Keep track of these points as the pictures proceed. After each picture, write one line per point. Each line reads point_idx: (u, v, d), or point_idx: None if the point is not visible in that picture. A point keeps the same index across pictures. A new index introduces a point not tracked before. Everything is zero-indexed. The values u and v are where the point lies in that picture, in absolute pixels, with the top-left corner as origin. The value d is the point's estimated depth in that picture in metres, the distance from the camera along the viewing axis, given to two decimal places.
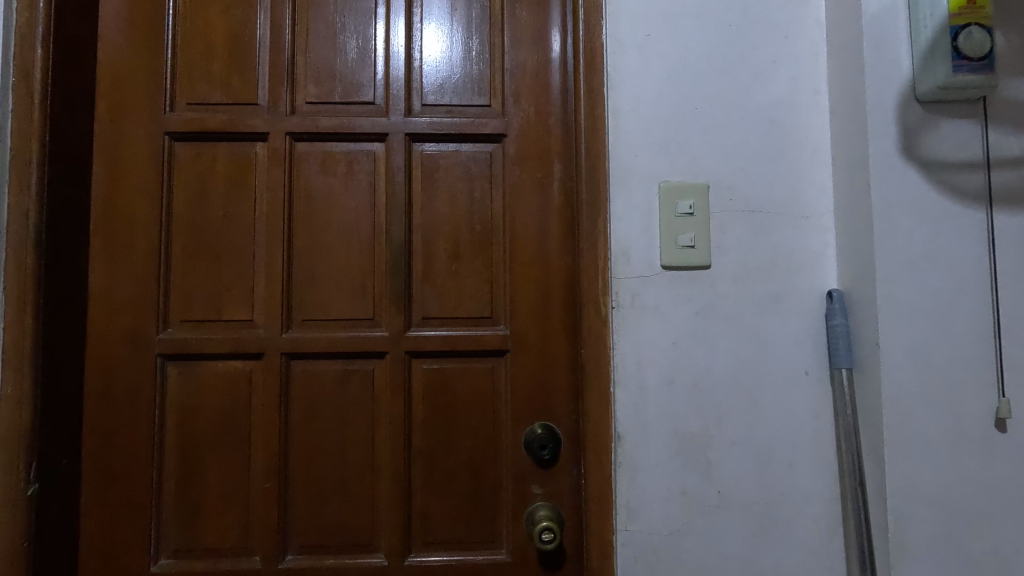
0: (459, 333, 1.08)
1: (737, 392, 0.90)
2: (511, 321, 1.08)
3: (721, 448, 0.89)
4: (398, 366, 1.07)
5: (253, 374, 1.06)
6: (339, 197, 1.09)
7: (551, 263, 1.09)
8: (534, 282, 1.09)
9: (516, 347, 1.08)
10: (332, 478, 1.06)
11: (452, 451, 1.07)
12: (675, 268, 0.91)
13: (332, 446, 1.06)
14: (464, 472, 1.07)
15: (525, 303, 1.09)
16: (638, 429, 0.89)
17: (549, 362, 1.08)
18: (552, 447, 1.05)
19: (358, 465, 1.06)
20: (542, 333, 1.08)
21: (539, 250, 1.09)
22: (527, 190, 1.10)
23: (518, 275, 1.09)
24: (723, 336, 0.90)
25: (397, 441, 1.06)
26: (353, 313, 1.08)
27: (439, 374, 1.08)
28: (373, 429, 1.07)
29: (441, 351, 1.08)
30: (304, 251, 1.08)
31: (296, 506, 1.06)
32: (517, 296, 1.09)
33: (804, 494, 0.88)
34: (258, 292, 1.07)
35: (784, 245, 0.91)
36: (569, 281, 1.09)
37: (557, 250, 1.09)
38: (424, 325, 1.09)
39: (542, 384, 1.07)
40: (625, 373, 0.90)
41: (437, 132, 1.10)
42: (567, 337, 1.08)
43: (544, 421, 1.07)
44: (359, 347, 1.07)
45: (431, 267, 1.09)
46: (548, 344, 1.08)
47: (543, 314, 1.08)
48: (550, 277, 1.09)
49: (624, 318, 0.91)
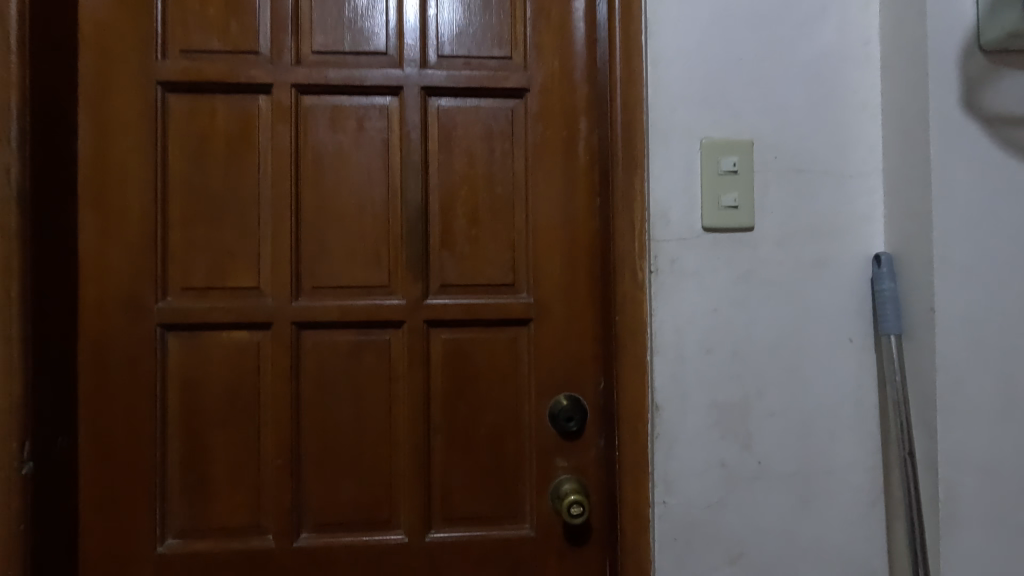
0: (480, 301, 1.02)
1: (778, 361, 0.86)
2: (535, 288, 1.03)
3: (761, 419, 0.86)
4: (417, 336, 1.02)
5: (261, 346, 1.00)
6: (349, 157, 1.02)
7: (577, 227, 1.03)
8: (557, 248, 1.03)
9: (540, 315, 1.03)
10: (349, 453, 1.01)
11: (475, 425, 1.02)
12: (717, 231, 0.86)
13: (347, 421, 1.01)
14: (488, 446, 1.03)
15: (550, 270, 1.03)
16: (676, 399, 0.86)
17: (574, 332, 1.03)
18: (578, 419, 1.01)
19: (375, 441, 1.02)
20: (567, 301, 1.03)
21: (564, 214, 1.03)
22: (552, 150, 1.04)
23: (542, 240, 1.03)
24: (765, 303, 0.86)
25: (416, 415, 1.01)
26: (367, 281, 1.02)
27: (459, 345, 1.03)
28: (390, 402, 1.02)
29: (462, 320, 1.02)
30: (313, 215, 1.01)
31: (309, 483, 1.01)
32: (540, 263, 1.03)
33: (845, 464, 0.86)
34: (265, 258, 1.00)
35: (830, 206, 0.87)
36: (595, 247, 1.03)
37: (583, 213, 1.03)
38: (443, 294, 1.03)
39: (567, 355, 1.03)
40: (663, 342, 0.86)
41: (456, 87, 1.03)
42: (593, 306, 1.03)
43: (570, 393, 1.03)
44: (375, 316, 1.01)
45: (449, 232, 1.03)
46: (573, 312, 1.03)
47: (568, 281, 1.03)
48: (576, 243, 1.03)
49: (662, 284, 0.86)
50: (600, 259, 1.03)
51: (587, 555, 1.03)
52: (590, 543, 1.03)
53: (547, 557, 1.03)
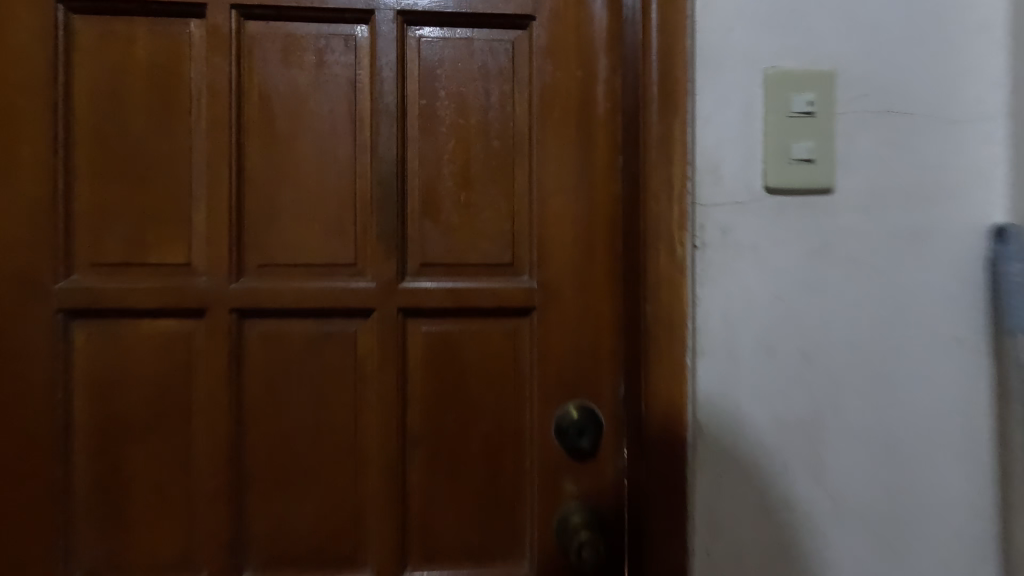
0: (471, 285, 0.81)
1: (861, 366, 0.65)
2: (540, 270, 0.82)
3: (836, 443, 0.65)
4: (390, 328, 0.81)
5: (192, 338, 0.79)
6: (305, 101, 0.80)
7: (593, 194, 0.82)
8: (567, 220, 0.82)
9: (546, 303, 0.82)
10: (304, 474, 0.81)
11: (462, 440, 0.82)
12: (784, 192, 0.64)
13: (302, 433, 0.81)
14: (478, 466, 0.82)
15: (558, 247, 0.82)
16: (725, 415, 0.65)
17: (588, 324, 0.82)
18: (591, 433, 0.81)
19: (337, 459, 0.81)
20: (579, 286, 0.82)
21: (578, 176, 0.82)
22: (563, 95, 0.82)
23: (549, 208, 0.82)
24: (846, 289, 0.65)
25: (389, 426, 0.81)
26: (327, 259, 0.81)
27: (444, 339, 0.82)
28: (356, 411, 0.81)
29: (447, 308, 0.81)
30: (259, 174, 0.80)
31: (252, 512, 0.80)
32: (547, 237, 0.82)
33: (946, 504, 0.65)
34: (198, 227, 0.79)
35: (935, 162, 0.65)
36: (615, 219, 0.82)
37: (601, 176, 0.82)
38: (424, 275, 0.82)
39: (579, 353, 0.82)
40: (709, 339, 0.65)
41: (442, 12, 0.81)
42: (612, 291, 0.82)
43: (581, 401, 0.82)
44: (337, 302, 0.80)
45: (432, 197, 0.81)
46: (587, 300, 0.82)
47: (581, 262, 0.82)
48: (591, 214, 0.82)
49: (710, 262, 0.65)
50: (622, 233, 0.82)
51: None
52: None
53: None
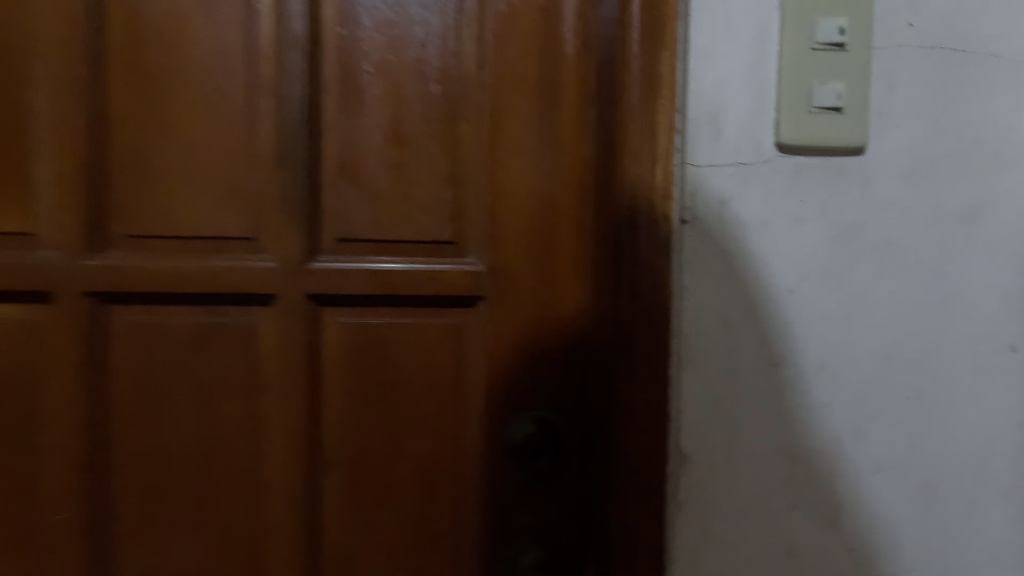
0: (401, 266, 0.64)
1: (893, 380, 0.50)
2: (489, 250, 0.65)
3: (859, 479, 0.51)
4: (299, 320, 0.64)
5: (39, 329, 0.63)
6: (186, 26, 0.62)
7: (559, 154, 0.64)
8: (525, 188, 0.65)
9: (496, 293, 0.65)
10: (188, 499, 0.65)
11: (389, 462, 0.66)
12: (802, 151, 0.49)
13: (186, 449, 0.65)
14: (408, 494, 0.66)
15: (513, 222, 0.65)
16: (716, 440, 0.50)
17: (549, 319, 0.65)
18: (551, 454, 0.65)
19: (231, 482, 0.65)
20: (539, 272, 0.65)
21: (539, 132, 0.64)
22: (523, 27, 0.64)
23: (502, 172, 0.64)
24: (877, 281, 0.50)
25: (296, 443, 0.65)
26: (216, 231, 0.63)
27: (369, 334, 0.65)
28: (255, 423, 0.65)
29: (371, 296, 0.65)
30: (125, 119, 0.62)
31: (120, 545, 0.65)
32: (499, 209, 0.65)
33: (989, 555, 0.52)
34: (45, 188, 0.62)
35: (1000, 117, 0.50)
36: (587, 188, 0.65)
37: (570, 132, 0.65)
38: (344, 252, 0.65)
39: (538, 356, 0.65)
40: (698, 345, 0.50)
41: None
42: (580, 278, 0.65)
43: (539, 413, 0.65)
44: (227, 287, 0.63)
45: (352, 155, 0.64)
46: (549, 289, 0.65)
47: (542, 241, 0.65)
48: (557, 180, 0.64)
49: (702, 243, 0.50)
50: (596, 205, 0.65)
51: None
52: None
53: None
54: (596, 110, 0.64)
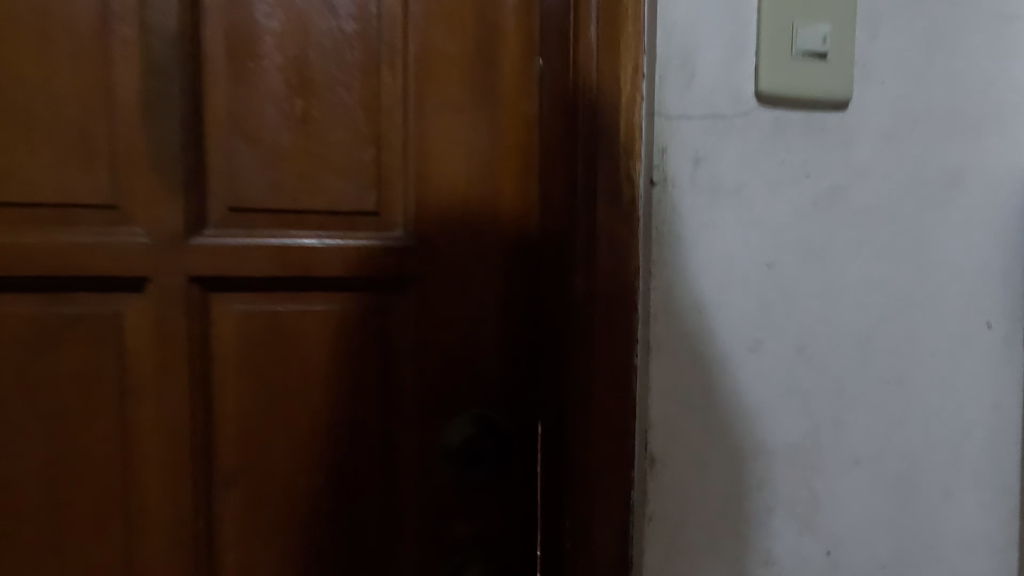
0: (310, 243, 0.53)
1: (870, 363, 0.46)
2: (419, 223, 0.55)
3: (836, 473, 0.46)
4: (179, 309, 0.52)
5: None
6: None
7: (500, 111, 0.55)
8: (461, 150, 0.55)
9: (429, 274, 0.55)
10: (34, 540, 0.51)
11: (300, 479, 0.54)
12: (785, 104, 0.42)
13: (26, 477, 0.51)
14: (324, 516, 0.55)
15: (447, 191, 0.55)
16: (688, 441, 0.43)
17: (490, 304, 0.56)
18: (490, 459, 0.56)
19: (93, 514, 0.52)
20: (478, 250, 0.56)
21: (476, 84, 0.55)
22: None
23: (434, 130, 0.54)
24: (859, 254, 0.45)
25: (178, 462, 0.52)
26: (64, 196, 0.49)
27: (272, 325, 0.53)
28: (124, 440, 0.52)
29: (273, 279, 0.53)
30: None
31: None
32: (430, 174, 0.55)
33: (963, 545, 0.49)
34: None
35: (982, 74, 0.45)
36: (533, 152, 0.56)
37: (512, 85, 0.55)
38: (236, 225, 0.52)
39: (478, 347, 0.56)
40: (668, 331, 0.42)
41: None
42: (525, 257, 0.56)
43: (478, 412, 0.56)
44: (81, 268, 0.50)
45: (244, 102, 0.51)
46: (490, 269, 0.56)
47: (482, 213, 0.56)
48: (497, 141, 0.55)
49: (676, 210, 0.41)
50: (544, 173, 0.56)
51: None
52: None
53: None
54: (542, 60, 0.55)
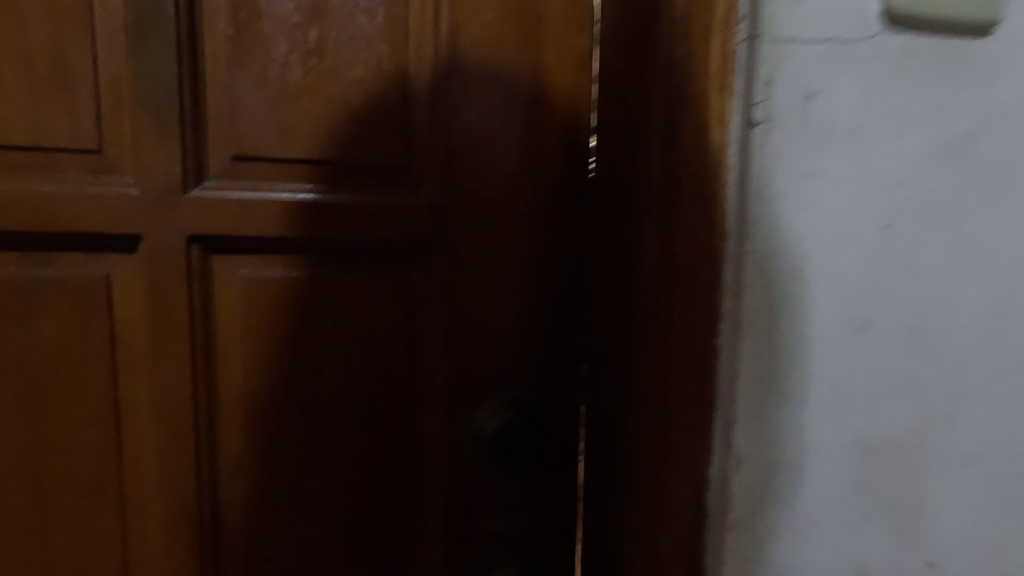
0: (325, 199, 0.46)
1: (1007, 352, 0.37)
2: (450, 178, 0.47)
3: (952, 481, 0.38)
4: (172, 274, 0.45)
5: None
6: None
7: (547, 48, 0.47)
8: (502, 94, 0.47)
9: (460, 238, 0.48)
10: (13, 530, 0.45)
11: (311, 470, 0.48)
12: (914, 27, 0.34)
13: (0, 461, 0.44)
14: (337, 509, 0.49)
15: (483, 141, 0.47)
16: (781, 439, 0.36)
17: (528, 274, 0.49)
18: (527, 449, 0.50)
19: (80, 502, 0.46)
20: (517, 211, 0.48)
21: (520, 15, 0.46)
22: None
23: (471, 69, 0.46)
24: (1000, 217, 0.36)
25: (178, 445, 0.46)
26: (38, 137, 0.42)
27: (281, 294, 0.46)
28: (112, 421, 0.46)
29: (280, 241, 0.46)
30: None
31: None
32: (464, 121, 0.47)
33: None
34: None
35: None
36: (582, 98, 0.48)
37: (561, 18, 0.47)
38: (240, 178, 0.45)
39: (515, 323, 0.49)
40: (764, 308, 0.35)
41: None
42: (568, 221, 0.49)
43: (514, 397, 0.50)
44: (59, 224, 0.43)
45: (249, 29, 0.43)
46: (530, 233, 0.49)
47: (522, 167, 0.48)
48: (540, 84, 0.47)
49: (778, 159, 0.33)
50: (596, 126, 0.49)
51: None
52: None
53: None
54: None
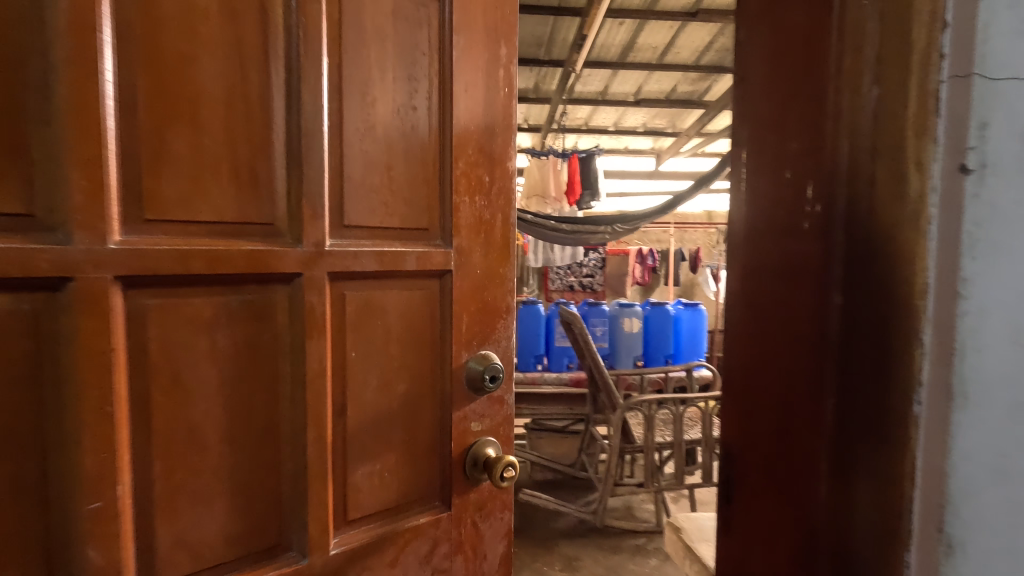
0: (400, 248, 0.74)
1: None
2: (453, 235, 0.77)
3: None
4: (325, 313, 0.69)
5: (53, 316, 0.54)
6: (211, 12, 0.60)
7: (499, 166, 0.81)
8: (481, 190, 0.79)
9: (461, 272, 0.78)
10: (206, 529, 0.63)
11: (401, 435, 0.76)
12: None
13: (171, 432, 0.60)
14: (417, 462, 0.78)
15: (469, 217, 0.78)
16: (1005, 524, 0.31)
17: (487, 295, 0.81)
18: (494, 383, 0.80)
19: (309, 481, 0.69)
20: (484, 256, 0.80)
21: (484, 146, 0.79)
22: (478, 55, 0.77)
23: (473, 175, 0.78)
24: None
25: (334, 406, 0.70)
26: (262, 217, 0.64)
27: (369, 302, 0.72)
28: (307, 418, 0.68)
29: (374, 272, 0.72)
30: (176, 82, 0.58)
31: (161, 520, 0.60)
32: (456, 197, 0.77)
33: None
34: (56, 153, 0.53)
35: None
36: (508, 188, 0.82)
37: (510, 149, 0.81)
38: (347, 235, 0.70)
39: (481, 317, 0.81)
40: (979, 374, 0.30)
41: None
42: (501, 258, 0.82)
43: (484, 351, 0.81)
44: (250, 268, 0.63)
45: (394, 156, 0.72)
46: (489, 268, 0.81)
47: (484, 228, 0.80)
48: (493, 184, 0.80)
49: (1004, 204, 0.29)
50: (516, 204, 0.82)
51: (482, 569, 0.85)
52: (486, 558, 0.85)
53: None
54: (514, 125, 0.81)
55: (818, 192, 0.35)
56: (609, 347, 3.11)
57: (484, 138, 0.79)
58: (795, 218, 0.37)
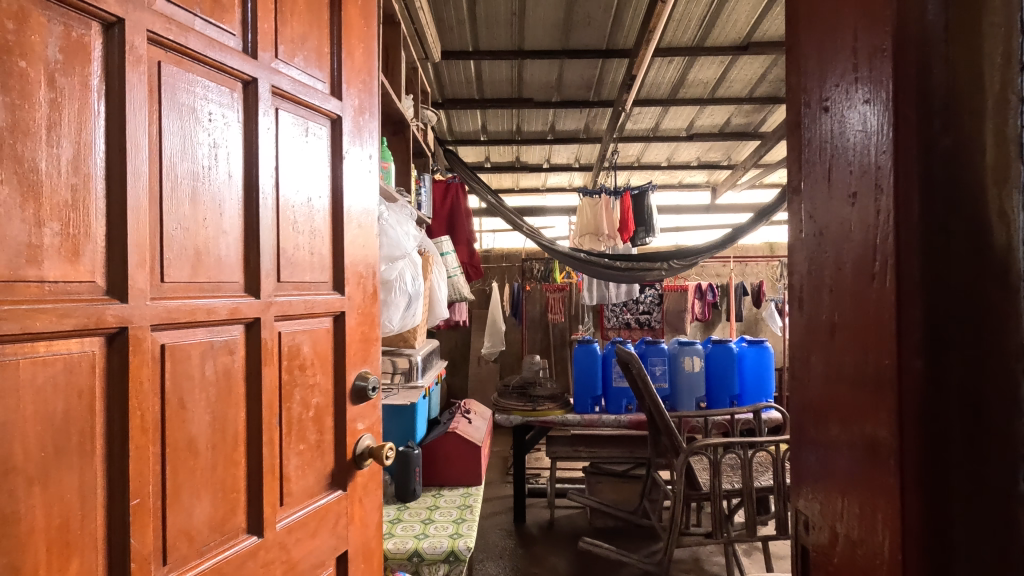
0: (312, 294, 0.84)
1: None
2: (343, 288, 0.90)
3: None
4: (271, 352, 0.76)
5: (107, 367, 0.57)
6: (206, 111, 0.69)
7: (368, 230, 0.97)
8: (364, 248, 0.96)
9: (350, 313, 0.91)
10: (197, 517, 0.67)
11: (309, 451, 0.83)
12: None
13: (182, 461, 0.65)
14: (323, 474, 0.86)
15: (352, 271, 0.92)
16: None
17: (364, 337, 0.95)
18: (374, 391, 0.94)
19: (265, 488, 0.76)
20: (361, 305, 0.94)
21: (362, 215, 0.95)
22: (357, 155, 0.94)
23: (357, 236, 0.94)
24: None
25: (275, 423, 0.77)
26: (232, 279, 0.72)
27: (293, 341, 0.80)
28: (262, 438, 0.75)
29: (305, 315, 0.82)
30: (188, 162, 0.66)
31: (172, 538, 0.64)
32: (348, 256, 0.91)
33: None
34: (113, 220, 0.58)
35: None
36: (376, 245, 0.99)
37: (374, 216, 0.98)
38: (280, 291, 0.78)
39: (364, 346, 0.95)
40: None
41: (295, 99, 0.82)
42: (372, 305, 0.98)
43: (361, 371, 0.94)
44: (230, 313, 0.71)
45: (317, 224, 0.86)
46: (365, 313, 0.95)
47: (363, 281, 0.95)
48: (370, 243, 0.97)
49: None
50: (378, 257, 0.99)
51: (367, 537, 0.95)
52: (367, 525, 0.94)
53: (343, 562, 0.89)
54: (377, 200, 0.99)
55: (889, 248, 0.32)
56: (669, 389, 2.96)
57: (361, 210, 0.95)
58: (862, 276, 0.34)
